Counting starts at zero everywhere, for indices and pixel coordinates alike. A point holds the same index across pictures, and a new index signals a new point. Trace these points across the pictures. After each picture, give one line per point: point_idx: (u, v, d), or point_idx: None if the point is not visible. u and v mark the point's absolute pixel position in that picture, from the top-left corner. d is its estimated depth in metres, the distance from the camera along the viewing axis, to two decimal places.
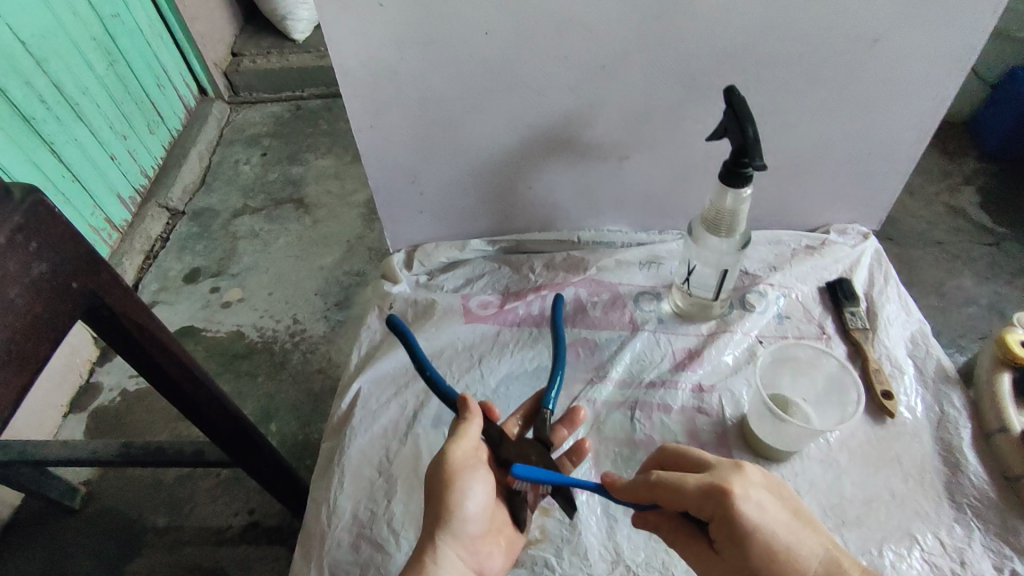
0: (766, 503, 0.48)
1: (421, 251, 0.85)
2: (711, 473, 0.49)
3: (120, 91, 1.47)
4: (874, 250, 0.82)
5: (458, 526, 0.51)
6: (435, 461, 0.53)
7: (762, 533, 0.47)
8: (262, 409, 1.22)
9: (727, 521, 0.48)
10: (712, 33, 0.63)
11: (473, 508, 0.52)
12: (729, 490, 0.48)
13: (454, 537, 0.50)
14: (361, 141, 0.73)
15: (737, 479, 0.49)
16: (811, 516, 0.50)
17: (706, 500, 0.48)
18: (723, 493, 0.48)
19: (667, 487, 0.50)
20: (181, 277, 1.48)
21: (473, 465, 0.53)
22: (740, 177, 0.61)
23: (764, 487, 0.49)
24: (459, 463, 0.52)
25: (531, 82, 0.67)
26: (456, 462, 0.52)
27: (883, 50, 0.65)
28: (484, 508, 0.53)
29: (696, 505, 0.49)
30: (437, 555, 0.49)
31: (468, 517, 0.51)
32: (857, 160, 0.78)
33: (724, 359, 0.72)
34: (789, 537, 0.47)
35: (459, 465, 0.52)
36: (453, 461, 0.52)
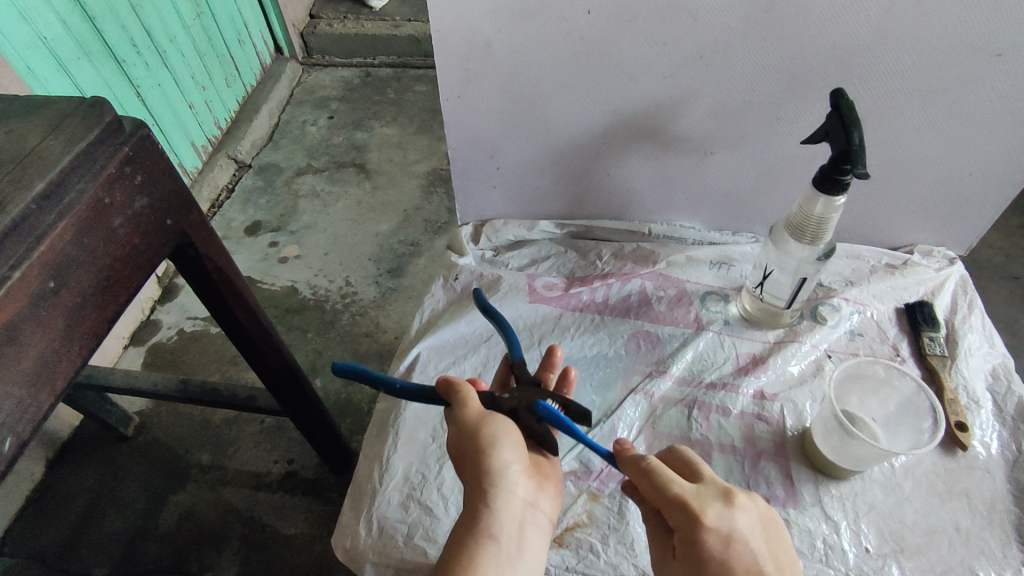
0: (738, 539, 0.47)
1: (489, 226, 0.85)
2: (696, 492, 0.49)
3: (204, 41, 1.51)
4: (959, 276, 0.78)
5: (500, 468, 0.50)
6: (452, 427, 0.53)
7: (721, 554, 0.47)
8: (310, 363, 1.25)
9: (692, 539, 0.47)
10: (827, 31, 0.60)
11: (510, 455, 0.50)
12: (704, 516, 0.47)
13: (503, 480, 0.50)
14: (446, 111, 0.73)
15: (720, 508, 0.48)
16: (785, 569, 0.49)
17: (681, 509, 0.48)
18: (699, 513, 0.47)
19: (652, 481, 0.49)
20: (243, 228, 1.52)
21: (488, 416, 0.52)
22: (837, 184, 0.59)
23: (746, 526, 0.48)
24: (475, 419, 0.52)
25: (627, 65, 0.66)
26: (472, 417, 0.52)
27: (1007, 66, 0.62)
28: (521, 448, 0.52)
29: (669, 508, 0.49)
30: (489, 498, 0.49)
31: (508, 459, 0.50)
32: (957, 180, 0.74)
33: (790, 369, 0.70)
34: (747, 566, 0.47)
35: (477, 420, 0.52)
36: (468, 420, 0.52)
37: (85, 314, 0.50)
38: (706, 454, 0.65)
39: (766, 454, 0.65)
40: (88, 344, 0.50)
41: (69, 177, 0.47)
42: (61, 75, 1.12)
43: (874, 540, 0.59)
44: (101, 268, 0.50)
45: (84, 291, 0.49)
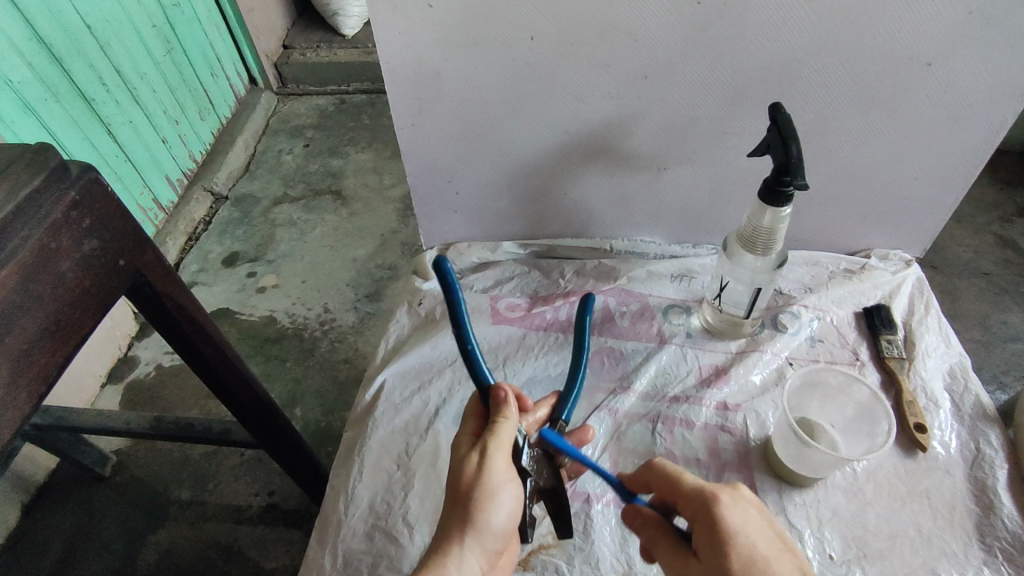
0: (753, 517, 0.48)
1: (453, 250, 0.86)
2: (707, 480, 0.50)
3: (175, 77, 1.52)
4: (916, 278, 0.80)
5: (484, 532, 0.49)
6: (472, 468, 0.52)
7: (741, 531, 0.47)
8: (289, 393, 1.24)
9: (715, 530, 0.47)
10: (764, 47, 0.62)
11: (502, 517, 0.50)
12: (720, 497, 0.48)
13: (479, 543, 0.49)
14: (401, 138, 0.74)
15: (732, 491, 0.49)
16: (802, 544, 0.48)
17: (702, 503, 0.48)
18: (715, 498, 0.48)
19: (667, 471, 0.51)
20: (220, 260, 1.52)
21: (508, 475, 0.51)
22: (781, 197, 0.60)
23: (756, 507, 0.49)
24: (495, 474, 0.50)
25: (573, 88, 0.67)
26: (495, 473, 0.50)
27: (939, 73, 0.64)
28: (514, 520, 0.52)
29: (687, 500, 0.49)
30: (458, 557, 0.48)
31: (495, 525, 0.50)
32: (904, 185, 0.76)
33: (752, 379, 0.71)
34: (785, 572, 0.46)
35: (500, 471, 0.51)
36: (494, 467, 0.51)
37: (32, 360, 0.50)
38: None
39: (730, 465, 0.65)
40: (37, 390, 0.50)
41: (12, 225, 0.48)
42: (29, 117, 1.11)
43: (838, 546, 0.59)
44: (48, 313, 0.50)
45: (31, 338, 0.49)
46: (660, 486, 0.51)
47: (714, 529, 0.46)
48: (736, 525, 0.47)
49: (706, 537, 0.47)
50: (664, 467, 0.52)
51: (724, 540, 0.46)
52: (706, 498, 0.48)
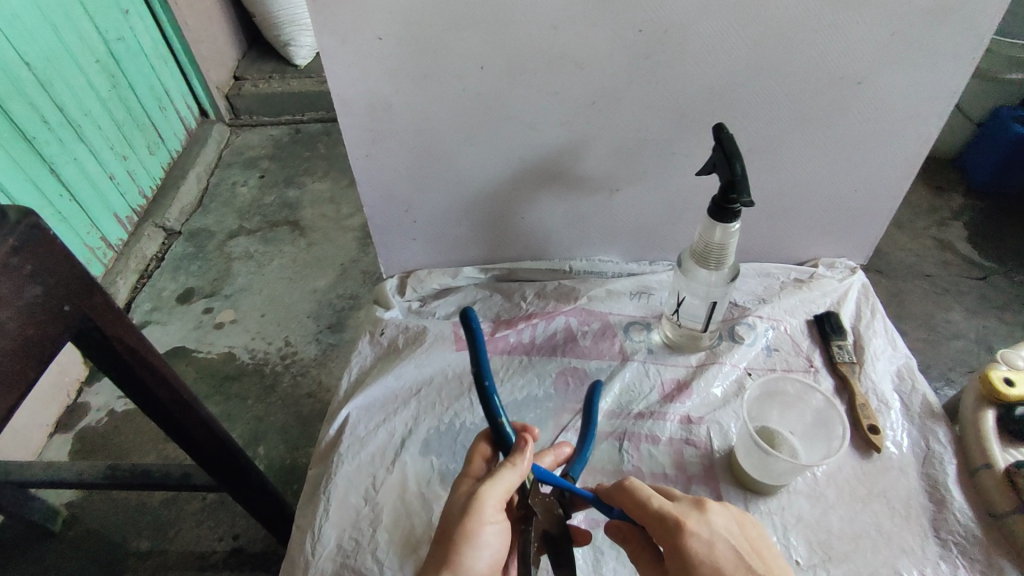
0: (718, 536, 0.51)
1: (414, 277, 0.86)
2: (674, 503, 0.53)
3: (122, 112, 1.48)
4: (861, 284, 0.84)
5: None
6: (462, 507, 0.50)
7: (707, 556, 0.49)
8: (251, 431, 1.21)
9: (680, 555, 0.50)
10: (703, 71, 0.65)
11: (483, 559, 0.49)
12: (684, 523, 0.51)
13: None
14: (356, 169, 0.74)
15: (696, 515, 0.52)
16: (771, 556, 0.51)
17: (671, 529, 0.51)
18: (680, 524, 0.51)
19: (632, 495, 0.53)
20: (175, 297, 1.47)
21: (494, 515, 0.50)
22: (729, 213, 0.62)
23: (723, 525, 0.52)
24: (483, 514, 0.49)
25: (524, 115, 0.69)
26: (482, 513, 0.49)
27: (867, 91, 0.67)
28: (494, 565, 0.50)
29: (653, 526, 0.52)
30: None
31: (474, 567, 0.49)
32: (843, 196, 0.79)
33: (713, 391, 0.72)
34: None
35: (488, 512, 0.49)
36: (486, 507, 0.49)
37: None
38: None
39: (697, 479, 0.66)
40: None
41: None
42: None
43: (804, 551, 0.60)
44: None
45: None
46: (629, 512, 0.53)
47: (680, 555, 0.50)
48: (706, 549, 0.50)
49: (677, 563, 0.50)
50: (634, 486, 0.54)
51: (692, 565, 0.49)
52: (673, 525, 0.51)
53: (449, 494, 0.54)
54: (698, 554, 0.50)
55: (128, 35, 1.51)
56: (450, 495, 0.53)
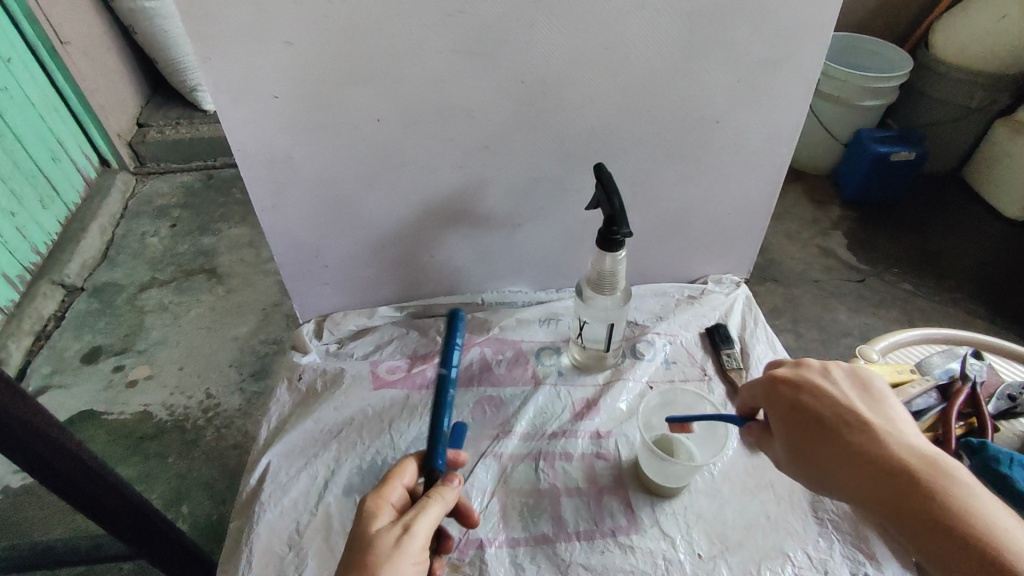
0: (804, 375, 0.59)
1: (330, 320, 0.88)
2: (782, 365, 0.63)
3: (9, 165, 1.41)
4: (744, 297, 0.93)
5: None
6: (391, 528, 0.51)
7: (790, 387, 0.58)
8: (172, 491, 1.16)
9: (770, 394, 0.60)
10: (582, 117, 0.72)
11: None
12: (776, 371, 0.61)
13: None
14: (262, 221, 0.75)
15: (790, 366, 0.61)
16: (869, 394, 0.56)
17: (817, 394, 0.57)
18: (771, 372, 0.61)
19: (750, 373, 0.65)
20: (80, 357, 1.40)
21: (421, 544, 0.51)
22: (614, 243, 0.68)
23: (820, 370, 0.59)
24: (412, 538, 0.50)
25: (422, 162, 0.73)
26: (413, 536, 0.50)
27: (725, 129, 0.77)
28: None
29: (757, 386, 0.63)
30: None
31: None
32: (720, 219, 0.88)
33: (619, 406, 0.78)
34: (835, 409, 0.55)
35: (418, 537, 0.51)
36: (415, 530, 0.51)
37: None
38: (555, 501, 0.69)
39: (608, 489, 0.71)
40: None
41: None
42: None
43: (704, 544, 0.66)
44: None
45: None
46: (772, 394, 0.60)
47: (771, 394, 0.60)
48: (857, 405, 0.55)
49: (828, 420, 0.55)
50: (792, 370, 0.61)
51: (783, 398, 0.58)
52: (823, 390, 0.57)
53: (364, 522, 0.52)
54: (856, 410, 0.54)
55: (11, 85, 1.45)
56: (366, 522, 0.52)
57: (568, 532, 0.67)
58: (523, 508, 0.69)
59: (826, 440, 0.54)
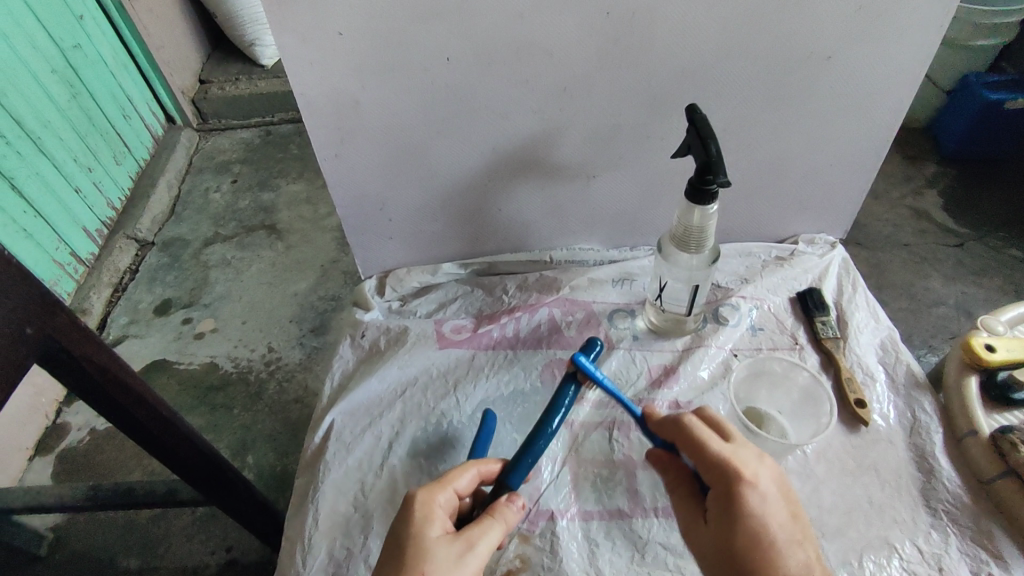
0: (703, 431, 0.51)
1: (393, 277, 0.84)
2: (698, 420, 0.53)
3: (84, 122, 1.43)
4: (841, 259, 0.83)
5: None
6: (440, 529, 0.49)
7: (707, 441, 0.51)
8: (238, 441, 1.18)
9: (682, 431, 0.52)
10: (674, 52, 0.64)
11: None
12: (685, 422, 0.52)
13: None
14: (325, 170, 0.72)
15: (711, 431, 0.51)
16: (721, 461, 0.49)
17: (707, 451, 0.50)
18: (684, 420, 0.52)
19: (711, 418, 0.54)
20: (152, 309, 1.44)
21: (474, 550, 0.47)
22: (706, 195, 0.60)
23: (707, 431, 0.52)
24: (460, 546, 0.47)
25: (496, 106, 0.67)
26: (462, 542, 0.48)
27: (839, 65, 0.67)
28: None
29: (662, 425, 0.55)
30: None
31: None
32: (821, 170, 0.79)
33: (700, 374, 0.72)
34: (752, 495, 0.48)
35: (471, 545, 0.48)
36: (468, 538, 0.48)
37: None
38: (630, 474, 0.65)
39: None
40: None
41: None
42: None
43: None
44: None
45: None
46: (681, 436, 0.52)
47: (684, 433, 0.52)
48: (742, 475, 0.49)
49: (725, 493, 0.49)
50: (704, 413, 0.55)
51: (701, 446, 0.51)
52: (696, 431, 0.51)
53: (420, 523, 0.49)
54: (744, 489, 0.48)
55: (84, 42, 1.46)
56: (422, 523, 0.49)
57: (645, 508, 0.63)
58: (596, 479, 0.65)
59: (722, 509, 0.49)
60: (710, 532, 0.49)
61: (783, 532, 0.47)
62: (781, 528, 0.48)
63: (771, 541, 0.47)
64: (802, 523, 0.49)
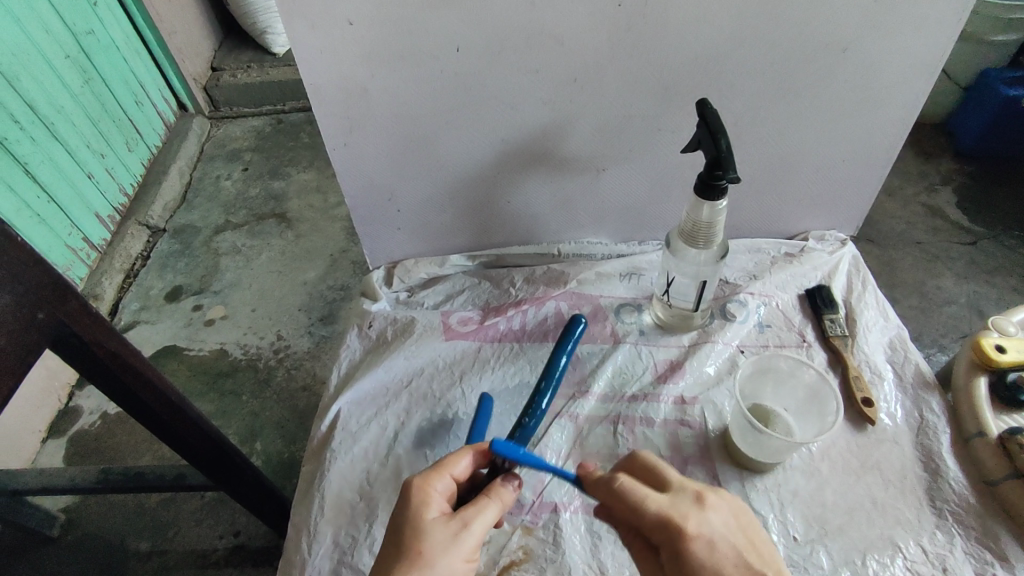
0: (633, 489, 0.49)
1: (400, 267, 0.85)
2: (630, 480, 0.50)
3: (96, 108, 1.44)
4: (852, 256, 0.83)
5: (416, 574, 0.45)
6: (437, 511, 0.49)
7: (643, 498, 0.48)
8: (246, 427, 1.20)
9: (612, 493, 0.50)
10: (686, 44, 0.63)
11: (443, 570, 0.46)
12: (617, 481, 0.50)
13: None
14: (334, 160, 0.72)
15: (656, 495, 0.49)
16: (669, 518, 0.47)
17: (637, 512, 0.48)
18: (615, 481, 0.50)
19: (649, 465, 0.53)
20: (163, 295, 1.46)
21: (469, 529, 0.48)
22: (716, 189, 0.60)
23: (633, 489, 0.49)
24: (456, 526, 0.48)
25: (505, 97, 0.67)
26: (458, 522, 0.48)
27: (853, 59, 0.66)
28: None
29: (594, 486, 0.51)
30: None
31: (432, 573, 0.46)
32: (833, 166, 0.78)
33: (706, 370, 0.72)
34: (700, 542, 0.47)
35: (466, 523, 0.48)
36: (463, 517, 0.48)
37: None
38: None
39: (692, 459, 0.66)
40: None
41: None
42: None
43: (800, 527, 0.60)
44: None
45: None
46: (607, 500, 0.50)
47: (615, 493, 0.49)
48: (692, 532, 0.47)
49: (672, 552, 0.47)
50: (643, 461, 0.53)
51: (637, 506, 0.48)
52: (629, 489, 0.49)
53: (415, 506, 0.49)
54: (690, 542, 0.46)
55: (97, 28, 1.47)
56: (418, 506, 0.49)
57: None
58: None
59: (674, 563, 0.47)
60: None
61: (736, 569, 0.46)
62: (735, 565, 0.47)
63: None
64: (764, 559, 0.48)
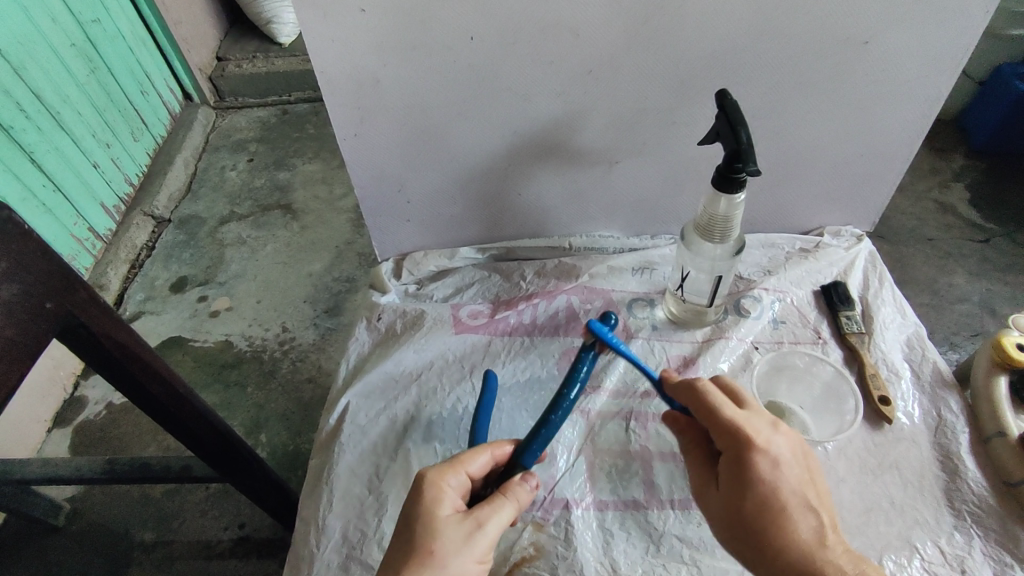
0: (720, 401, 0.50)
1: (409, 260, 0.84)
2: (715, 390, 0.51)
3: (102, 97, 1.43)
4: (868, 253, 0.81)
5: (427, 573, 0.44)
6: (450, 509, 0.48)
7: (721, 409, 0.49)
8: (251, 419, 1.19)
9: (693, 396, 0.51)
10: (705, 34, 0.62)
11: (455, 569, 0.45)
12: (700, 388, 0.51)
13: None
14: (344, 150, 0.71)
15: (732, 406, 0.50)
16: (743, 431, 0.48)
17: (711, 417, 0.50)
18: (699, 385, 0.51)
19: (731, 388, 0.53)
20: (168, 286, 1.45)
21: (484, 530, 0.47)
22: (734, 183, 0.59)
23: (719, 398, 0.50)
24: (470, 525, 0.47)
25: (519, 87, 0.66)
26: (472, 521, 0.47)
27: (875, 51, 0.64)
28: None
29: (673, 387, 0.53)
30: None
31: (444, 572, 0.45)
32: (850, 161, 0.77)
33: (720, 367, 0.71)
34: (764, 463, 0.47)
35: (481, 524, 0.47)
36: (478, 517, 0.47)
37: None
38: (647, 465, 0.64)
39: None
40: None
41: None
42: None
43: None
44: None
45: None
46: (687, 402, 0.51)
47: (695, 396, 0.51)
48: (764, 447, 0.48)
49: (734, 463, 0.48)
50: (723, 382, 0.54)
51: (711, 411, 0.50)
52: (710, 395, 0.50)
53: (428, 502, 0.48)
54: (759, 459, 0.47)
55: (103, 16, 1.45)
56: (431, 502, 0.48)
57: (662, 500, 0.62)
58: (612, 470, 0.64)
59: (735, 469, 0.48)
60: (721, 498, 0.49)
61: (794, 497, 0.47)
62: (792, 491, 0.47)
63: (783, 506, 0.47)
64: (820, 490, 0.49)
